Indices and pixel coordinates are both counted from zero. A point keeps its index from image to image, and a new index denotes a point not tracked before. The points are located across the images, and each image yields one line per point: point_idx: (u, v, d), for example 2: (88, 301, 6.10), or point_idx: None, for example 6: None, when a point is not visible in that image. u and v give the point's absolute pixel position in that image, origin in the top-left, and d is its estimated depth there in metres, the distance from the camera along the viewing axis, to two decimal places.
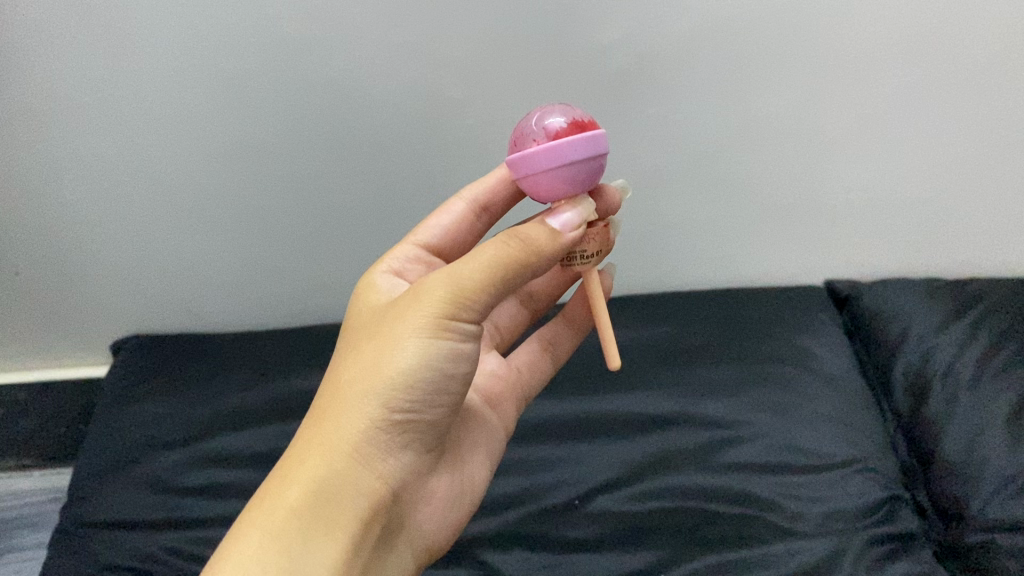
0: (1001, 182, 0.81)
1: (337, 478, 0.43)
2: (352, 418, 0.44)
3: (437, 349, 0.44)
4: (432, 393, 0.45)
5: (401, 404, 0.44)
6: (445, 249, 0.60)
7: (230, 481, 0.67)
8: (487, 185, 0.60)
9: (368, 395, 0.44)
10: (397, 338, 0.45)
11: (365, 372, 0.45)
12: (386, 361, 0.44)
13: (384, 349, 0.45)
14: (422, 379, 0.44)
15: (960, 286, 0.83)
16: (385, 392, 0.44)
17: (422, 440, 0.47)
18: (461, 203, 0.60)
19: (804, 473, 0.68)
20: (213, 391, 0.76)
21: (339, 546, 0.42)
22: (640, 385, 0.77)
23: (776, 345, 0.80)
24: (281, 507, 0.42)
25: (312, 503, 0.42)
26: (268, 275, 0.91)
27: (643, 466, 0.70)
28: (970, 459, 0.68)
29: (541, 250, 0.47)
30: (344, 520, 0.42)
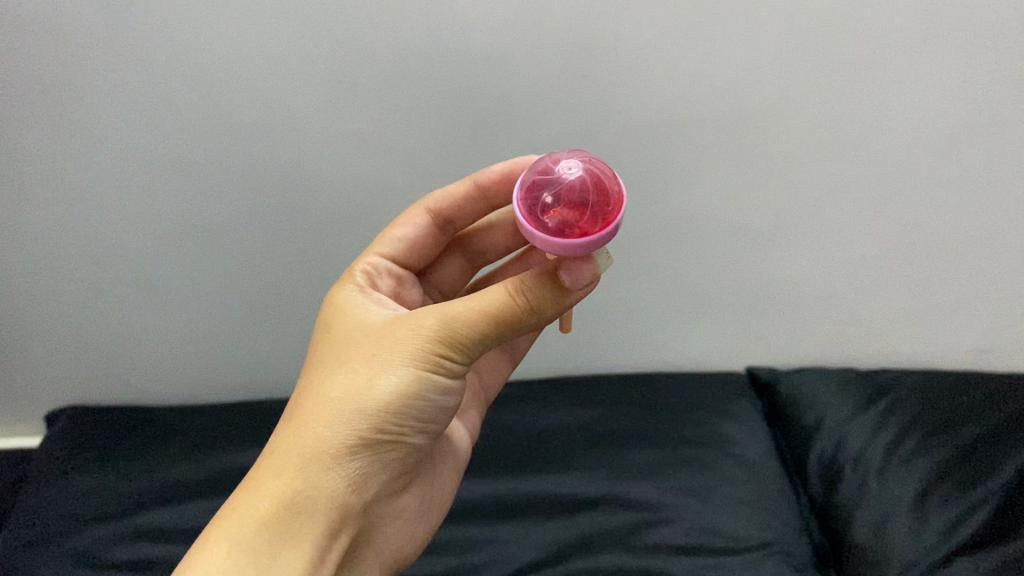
0: (908, 279, 0.87)
1: (314, 490, 0.47)
2: (336, 435, 0.48)
3: (423, 382, 0.50)
4: (417, 421, 0.51)
5: (386, 428, 0.49)
6: (411, 254, 0.64)
7: (161, 556, 0.69)
8: (449, 200, 0.63)
9: (355, 414, 0.49)
10: (391, 367, 0.50)
11: (355, 391, 0.49)
12: (376, 386, 0.49)
13: (375, 372, 0.50)
14: (408, 407, 0.49)
15: (871, 379, 0.89)
16: (371, 415, 0.49)
17: (400, 462, 0.52)
18: (422, 216, 0.64)
19: (722, 555, 0.71)
20: (151, 466, 0.78)
21: (308, 554, 0.46)
22: (568, 466, 0.81)
23: (698, 430, 0.84)
24: (256, 514, 0.46)
25: (286, 515, 0.46)
26: (214, 350, 0.94)
27: (569, 546, 0.72)
28: (875, 543, 0.72)
29: (542, 308, 0.47)
30: (316, 531, 0.47)
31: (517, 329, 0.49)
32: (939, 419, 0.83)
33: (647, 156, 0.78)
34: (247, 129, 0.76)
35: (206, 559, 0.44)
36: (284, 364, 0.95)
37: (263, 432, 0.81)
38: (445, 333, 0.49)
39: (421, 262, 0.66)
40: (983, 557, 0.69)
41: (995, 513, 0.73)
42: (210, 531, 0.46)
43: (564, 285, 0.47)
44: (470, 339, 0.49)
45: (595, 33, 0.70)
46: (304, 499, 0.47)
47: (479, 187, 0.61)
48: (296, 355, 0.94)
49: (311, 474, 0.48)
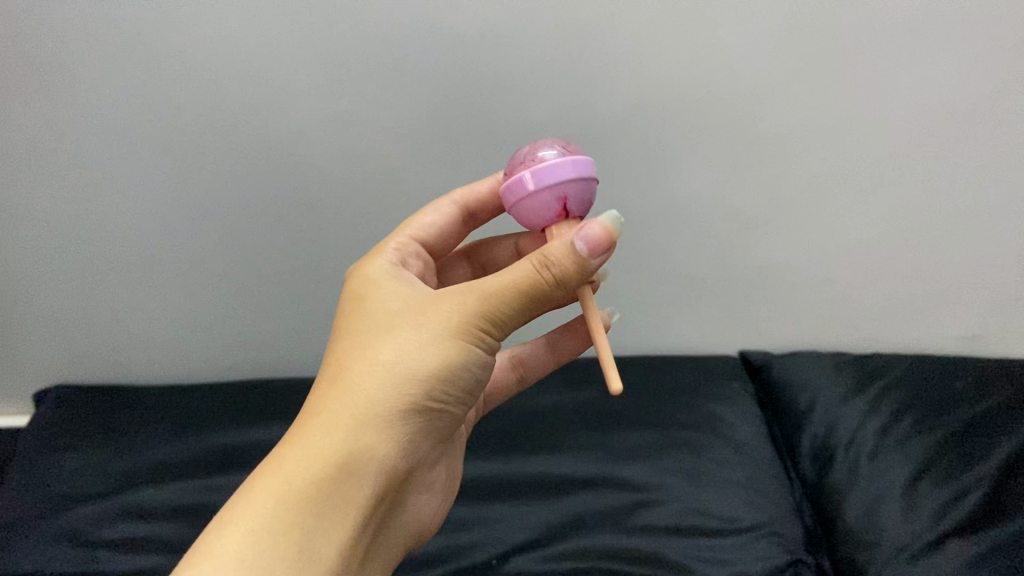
0: (900, 265, 0.87)
1: (361, 455, 0.47)
2: (383, 401, 0.47)
3: (469, 353, 0.49)
4: (462, 389, 0.50)
5: (433, 396, 0.48)
6: (436, 246, 0.62)
7: (149, 535, 0.68)
8: (476, 190, 0.62)
9: (404, 381, 0.48)
10: (440, 336, 0.48)
11: (404, 357, 0.48)
12: (424, 354, 0.48)
13: (423, 339, 0.48)
14: (454, 377, 0.49)
15: (863, 363, 0.89)
16: (420, 383, 0.48)
17: (440, 428, 0.51)
18: (450, 205, 0.62)
19: (714, 537, 0.71)
20: (139, 445, 0.77)
21: (350, 519, 0.46)
22: (560, 448, 0.80)
23: (690, 413, 0.84)
24: (301, 476, 0.45)
25: (333, 480, 0.46)
26: (204, 331, 0.93)
27: (560, 527, 0.72)
28: (867, 525, 0.72)
29: (568, 282, 0.47)
30: (361, 494, 0.47)
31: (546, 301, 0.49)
32: (933, 403, 0.83)
33: (641, 136, 0.78)
34: (237, 106, 0.75)
35: (249, 519, 0.44)
36: (274, 344, 0.95)
37: (252, 413, 0.80)
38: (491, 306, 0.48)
39: (441, 255, 0.63)
40: (974, 540, 0.69)
41: (987, 496, 0.73)
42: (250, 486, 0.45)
43: (577, 257, 0.46)
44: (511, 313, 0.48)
45: (590, 10, 0.69)
46: (349, 463, 0.47)
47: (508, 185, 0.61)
48: (287, 335, 0.94)
49: (359, 438, 0.47)
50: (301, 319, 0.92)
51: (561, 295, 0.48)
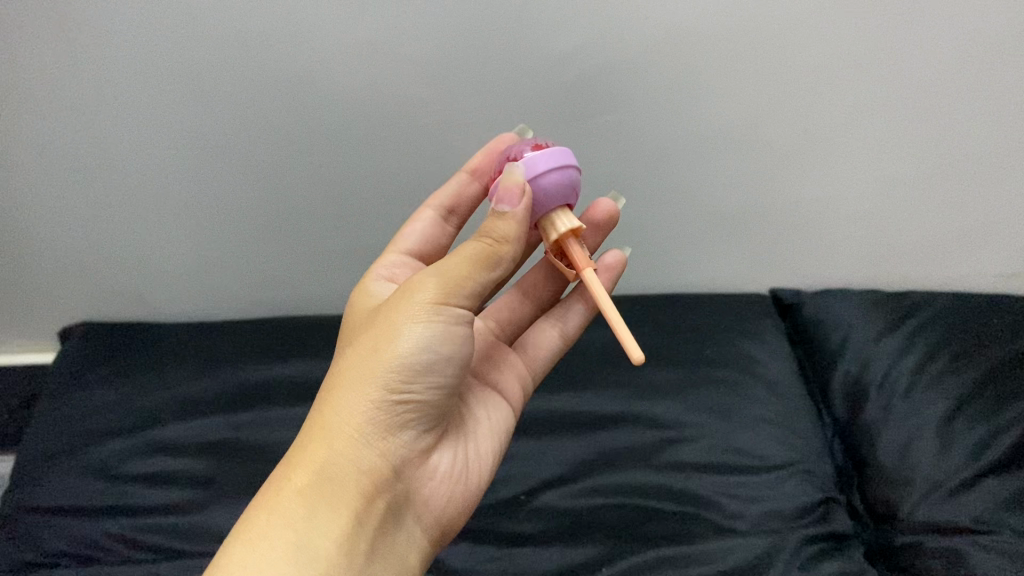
0: (939, 199, 0.84)
1: (342, 458, 0.48)
2: (354, 404, 0.49)
3: (426, 335, 0.49)
4: (433, 374, 0.49)
5: (401, 383, 0.49)
6: (428, 248, 0.68)
7: (177, 470, 0.68)
8: (452, 193, 0.68)
9: (366, 378, 0.49)
10: (394, 328, 0.49)
11: (368, 357, 0.49)
12: (385, 349, 0.49)
13: (383, 338, 0.49)
14: (418, 362, 0.49)
15: (898, 299, 0.87)
16: (379, 374, 0.49)
17: (419, 420, 0.51)
18: (433, 212, 0.68)
19: (745, 473, 0.70)
20: (162, 379, 0.76)
21: (346, 517, 0.46)
22: (587, 385, 0.79)
23: (722, 349, 0.82)
24: (293, 484, 0.47)
25: (323, 482, 0.47)
26: (227, 263, 0.92)
27: (590, 464, 0.71)
28: (899, 464, 0.72)
29: (506, 239, 0.49)
30: (350, 494, 0.47)
31: (496, 269, 0.50)
32: (971, 339, 0.82)
33: (673, 66, 0.75)
34: (255, 37, 0.72)
35: (248, 528, 0.45)
36: (293, 271, 0.93)
37: (277, 346, 0.79)
38: (439, 287, 0.49)
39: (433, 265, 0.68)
40: (1009, 478, 0.69)
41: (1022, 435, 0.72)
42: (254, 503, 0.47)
43: (503, 213, 0.48)
44: (464, 280, 0.49)
45: None
46: (333, 464, 0.48)
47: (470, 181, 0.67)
48: (310, 270, 0.93)
49: (338, 440, 0.48)
50: (325, 253, 0.91)
51: (510, 252, 0.50)
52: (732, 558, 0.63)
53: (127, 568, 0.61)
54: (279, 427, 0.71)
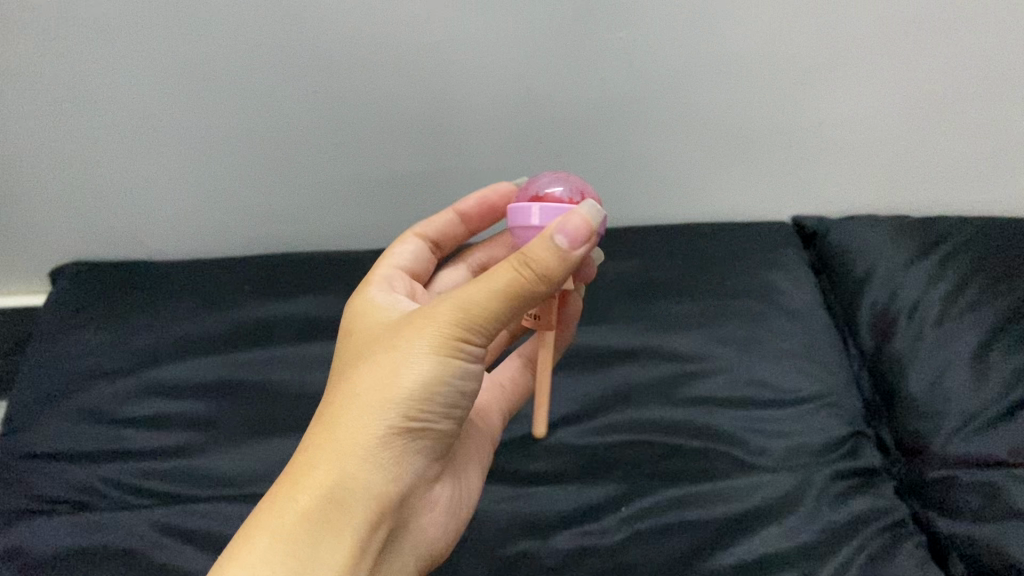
0: (972, 116, 0.80)
1: (353, 482, 0.44)
2: (368, 428, 0.45)
3: (446, 368, 0.46)
4: (445, 408, 0.47)
5: (417, 415, 0.46)
6: (417, 273, 0.61)
7: (175, 412, 0.65)
8: (436, 225, 0.62)
9: (382, 405, 0.45)
10: (414, 357, 0.46)
11: (384, 381, 0.46)
12: (404, 376, 0.46)
13: (401, 367, 0.46)
14: (434, 395, 0.46)
15: (928, 225, 0.82)
16: (396, 402, 0.45)
17: (427, 450, 0.48)
18: (416, 237, 0.61)
19: (769, 407, 0.67)
20: (157, 318, 0.73)
21: (350, 548, 0.43)
22: (601, 320, 0.75)
23: (743, 280, 0.78)
24: (298, 506, 0.43)
25: (331, 506, 0.43)
26: (220, 205, 0.87)
27: (606, 400, 0.68)
28: (931, 396, 0.69)
29: (546, 272, 0.45)
30: (357, 522, 0.44)
31: (525, 306, 0.46)
32: (1005, 264, 0.77)
33: None
34: None
35: (249, 553, 0.41)
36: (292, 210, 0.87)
37: (274, 283, 0.76)
38: (464, 321, 0.46)
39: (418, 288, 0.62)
40: None
41: None
42: (250, 520, 0.43)
43: (557, 248, 0.45)
44: (489, 322, 0.46)
45: None
46: (342, 490, 0.44)
47: (461, 218, 0.63)
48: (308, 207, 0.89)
49: (348, 461, 0.44)
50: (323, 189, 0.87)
51: (545, 291, 0.46)
52: (758, 495, 0.60)
53: (125, 513, 0.58)
54: (280, 366, 0.68)
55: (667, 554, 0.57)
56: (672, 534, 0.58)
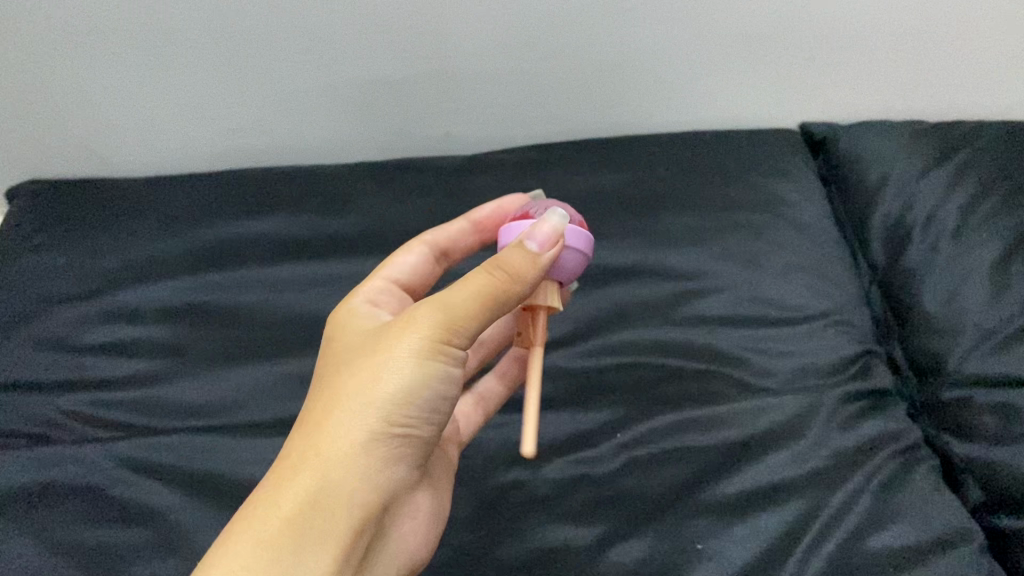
0: (1003, 8, 0.72)
1: (336, 486, 0.41)
2: (353, 430, 0.42)
3: (432, 369, 0.43)
4: (430, 411, 0.44)
5: (401, 417, 0.43)
6: (414, 287, 0.55)
7: (139, 338, 0.61)
8: (448, 233, 0.57)
9: (366, 406, 0.42)
10: (397, 357, 0.43)
11: (364, 386, 0.43)
12: (386, 378, 0.42)
13: (381, 367, 0.43)
14: (417, 397, 0.43)
15: (946, 129, 0.77)
16: (379, 403, 0.42)
17: (413, 459, 0.44)
18: (423, 246, 0.55)
19: (776, 325, 0.63)
20: (117, 239, 0.68)
21: (333, 559, 0.40)
22: (597, 236, 0.69)
23: (748, 190, 0.72)
24: (279, 511, 0.40)
25: (311, 515, 0.40)
26: (178, 125, 0.78)
27: (600, 320, 0.63)
28: (947, 311, 0.64)
29: (520, 276, 0.45)
30: (341, 529, 0.40)
31: (502, 310, 0.45)
32: None
33: None
34: None
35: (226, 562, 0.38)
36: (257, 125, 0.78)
37: (242, 200, 0.70)
38: (446, 322, 0.43)
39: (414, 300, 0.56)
40: None
41: None
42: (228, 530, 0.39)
43: (531, 252, 0.46)
44: (467, 324, 0.44)
45: None
46: (325, 493, 0.40)
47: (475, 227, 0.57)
48: None
49: (331, 466, 0.41)
50: None
51: (521, 292, 0.45)
52: (764, 419, 0.56)
53: (84, 447, 0.54)
54: (253, 290, 0.64)
55: (667, 480, 0.53)
56: (672, 461, 0.54)
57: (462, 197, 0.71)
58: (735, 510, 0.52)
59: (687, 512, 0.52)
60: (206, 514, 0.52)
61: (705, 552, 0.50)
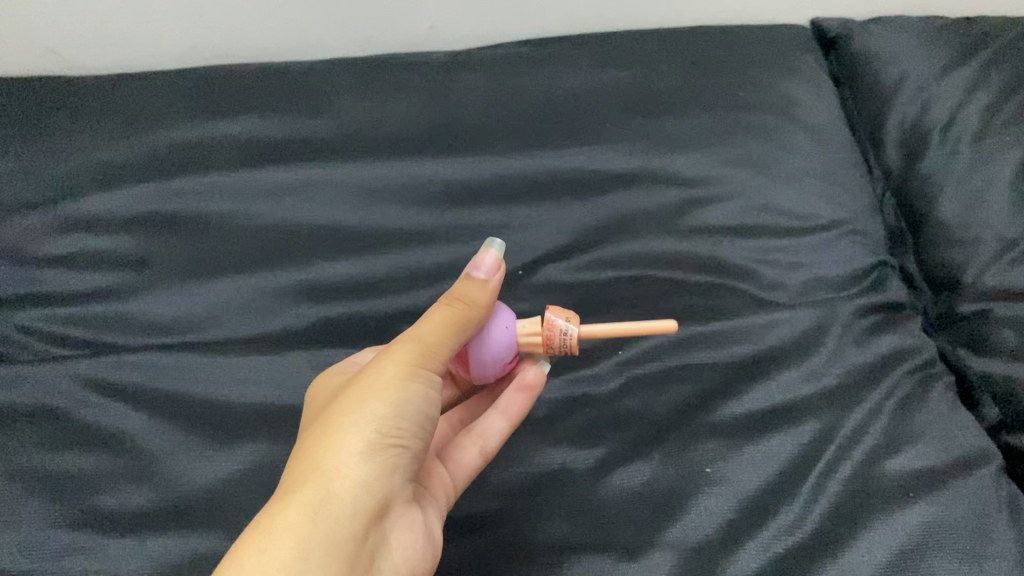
0: None
1: (331, 498, 0.36)
2: (343, 444, 0.38)
3: (413, 386, 0.41)
4: (415, 430, 0.41)
5: (389, 430, 0.39)
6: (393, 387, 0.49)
7: (102, 250, 0.57)
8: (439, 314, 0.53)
9: (354, 420, 0.39)
10: (378, 376, 0.40)
11: (349, 406, 0.39)
12: (370, 394, 0.40)
13: (364, 387, 0.40)
14: (404, 412, 0.40)
15: (967, 28, 0.72)
16: (368, 417, 0.39)
17: (403, 480, 0.40)
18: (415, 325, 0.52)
19: (786, 236, 0.59)
20: (74, 142, 0.62)
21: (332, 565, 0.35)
22: (597, 138, 0.63)
23: (757, 91, 0.67)
24: (274, 525, 0.35)
25: (315, 520, 0.35)
26: (138, 21, 0.71)
27: (599, 231, 0.59)
28: (967, 221, 0.60)
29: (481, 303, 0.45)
30: (340, 537, 0.36)
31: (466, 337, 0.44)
32: None
33: None
34: None
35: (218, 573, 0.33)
36: (225, 19, 0.72)
37: (210, 101, 0.65)
38: (420, 347, 0.42)
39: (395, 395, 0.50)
40: None
41: None
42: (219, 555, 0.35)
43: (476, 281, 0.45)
44: (441, 347, 0.42)
45: None
46: (321, 505, 0.36)
47: None
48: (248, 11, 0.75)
49: (323, 477, 0.37)
50: None
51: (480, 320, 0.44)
52: (774, 335, 0.53)
53: (44, 365, 0.51)
54: (225, 198, 0.59)
55: (671, 401, 0.50)
56: (676, 381, 0.51)
57: (449, 97, 0.65)
58: (744, 431, 0.49)
59: (693, 432, 0.49)
60: (177, 438, 0.48)
61: (712, 478, 0.47)
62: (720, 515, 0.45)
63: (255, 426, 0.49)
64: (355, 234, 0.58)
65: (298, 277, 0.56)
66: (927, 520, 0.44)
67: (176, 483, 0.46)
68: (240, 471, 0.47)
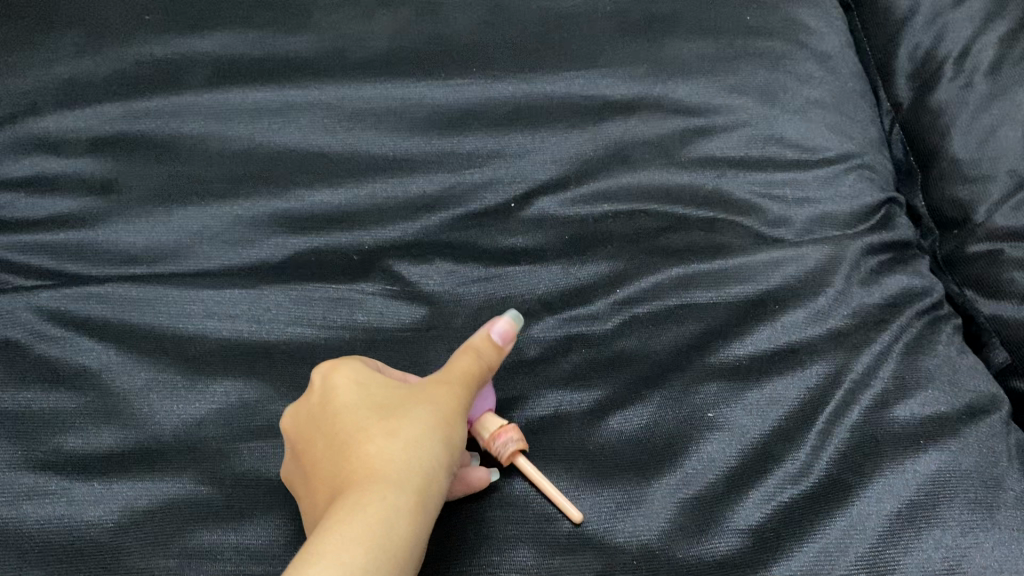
0: None
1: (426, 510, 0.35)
2: (434, 455, 0.37)
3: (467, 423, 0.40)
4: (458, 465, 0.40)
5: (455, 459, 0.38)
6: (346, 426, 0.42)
7: (64, 173, 0.53)
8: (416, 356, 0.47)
9: (442, 438, 0.38)
10: (453, 401, 0.39)
11: (430, 416, 0.38)
12: (449, 415, 0.39)
13: (444, 405, 0.39)
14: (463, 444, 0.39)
15: None
16: (449, 440, 0.38)
17: None
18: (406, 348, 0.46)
19: (792, 169, 0.56)
20: (32, 54, 0.58)
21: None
22: (596, 61, 0.59)
23: (765, 14, 0.63)
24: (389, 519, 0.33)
25: (418, 524, 0.35)
26: None
27: (596, 161, 0.56)
28: (980, 156, 0.57)
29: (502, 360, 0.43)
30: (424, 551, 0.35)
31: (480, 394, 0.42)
32: None
33: None
34: None
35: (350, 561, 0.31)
36: None
37: (180, 13, 0.60)
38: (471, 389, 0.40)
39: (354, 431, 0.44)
40: None
41: None
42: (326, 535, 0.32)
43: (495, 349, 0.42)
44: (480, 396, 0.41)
45: None
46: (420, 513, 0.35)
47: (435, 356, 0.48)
48: None
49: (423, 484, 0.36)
50: None
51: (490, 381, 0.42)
52: (779, 274, 0.51)
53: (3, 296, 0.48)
54: (197, 120, 0.56)
55: (671, 342, 0.48)
56: (675, 322, 0.49)
57: (439, 14, 0.61)
58: (745, 375, 0.46)
59: (693, 374, 0.46)
60: (147, 376, 0.46)
61: (715, 422, 0.45)
62: (722, 461, 0.43)
63: (231, 363, 0.47)
64: (338, 161, 0.55)
65: (275, 206, 0.53)
66: (939, 467, 0.43)
67: (146, 423, 0.44)
68: (215, 411, 0.45)
